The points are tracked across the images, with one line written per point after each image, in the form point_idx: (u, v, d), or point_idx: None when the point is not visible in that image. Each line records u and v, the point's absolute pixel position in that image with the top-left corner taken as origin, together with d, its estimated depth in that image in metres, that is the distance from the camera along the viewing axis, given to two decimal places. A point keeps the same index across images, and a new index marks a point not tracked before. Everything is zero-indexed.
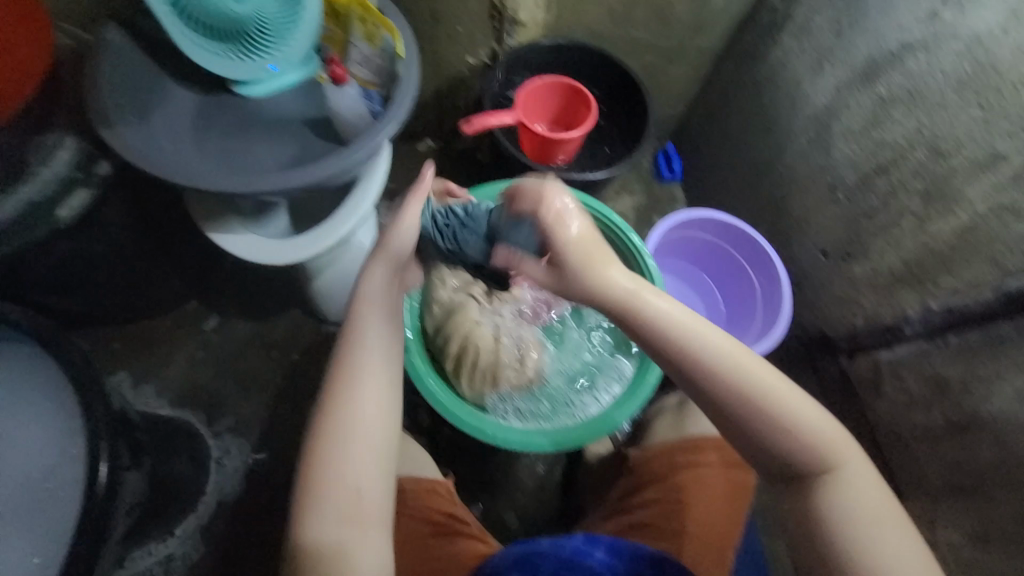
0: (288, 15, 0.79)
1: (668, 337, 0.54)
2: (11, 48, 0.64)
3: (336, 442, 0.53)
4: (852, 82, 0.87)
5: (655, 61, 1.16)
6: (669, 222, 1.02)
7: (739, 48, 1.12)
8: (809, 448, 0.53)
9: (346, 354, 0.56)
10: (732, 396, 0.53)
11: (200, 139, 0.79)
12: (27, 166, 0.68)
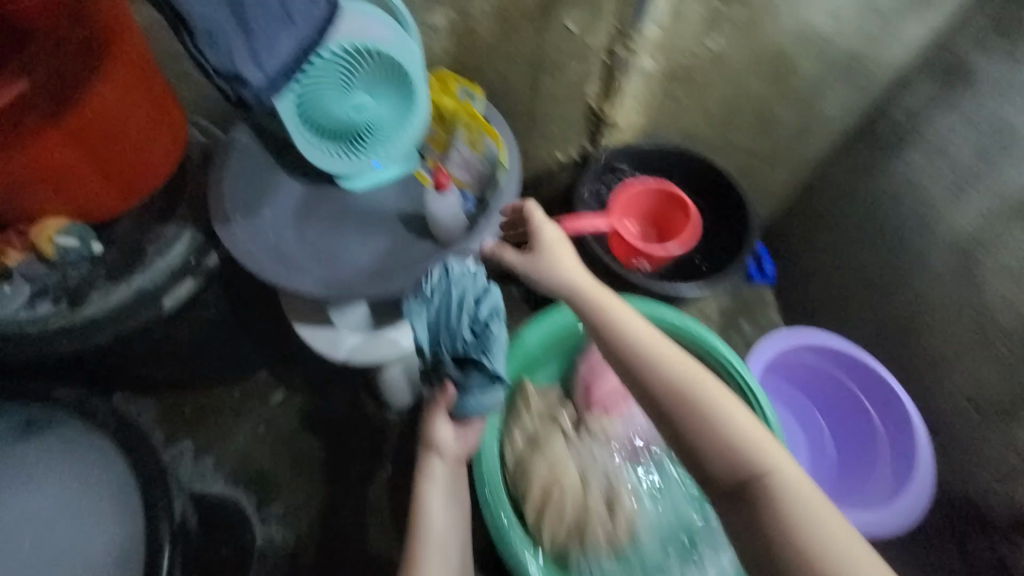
0: (398, 119, 0.81)
1: (611, 323, 0.57)
2: (150, 151, 0.68)
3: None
4: (1002, 214, 0.85)
5: (753, 163, 1.10)
6: (779, 345, 0.94)
7: (852, 154, 1.02)
8: (735, 448, 0.50)
9: (418, 508, 0.66)
10: (660, 383, 0.53)
11: (302, 232, 0.81)
12: (144, 255, 0.70)
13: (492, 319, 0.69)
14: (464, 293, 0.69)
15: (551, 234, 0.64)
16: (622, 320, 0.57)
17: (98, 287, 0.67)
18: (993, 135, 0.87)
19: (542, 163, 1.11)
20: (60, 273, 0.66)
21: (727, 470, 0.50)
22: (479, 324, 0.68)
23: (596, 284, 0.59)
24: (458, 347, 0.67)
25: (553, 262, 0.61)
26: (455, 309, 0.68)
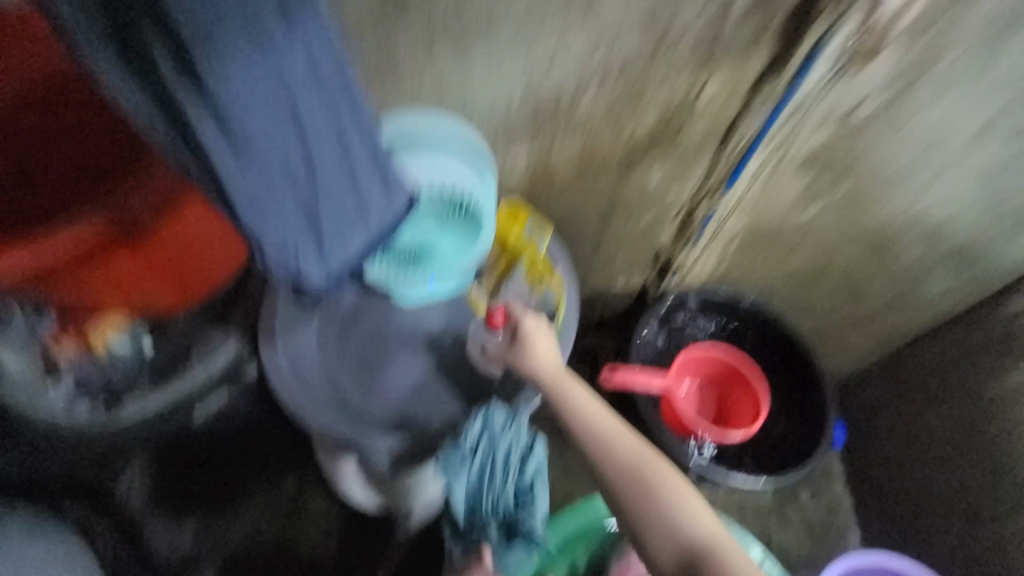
0: (461, 242, 0.76)
1: (579, 415, 0.65)
2: (206, 272, 0.68)
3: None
4: None
5: (832, 324, 1.01)
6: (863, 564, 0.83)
7: (952, 343, 0.94)
8: (684, 518, 0.58)
9: None
10: (618, 467, 0.61)
11: (342, 347, 0.79)
12: (187, 364, 0.70)
13: (535, 479, 0.70)
14: (508, 454, 0.69)
15: (528, 322, 0.72)
16: (582, 402, 0.66)
17: (136, 393, 0.68)
18: None
19: (599, 290, 1.04)
20: (105, 370, 0.67)
21: (676, 534, 0.58)
22: (523, 488, 0.70)
23: (570, 378, 0.67)
24: (501, 511, 0.70)
25: (532, 351, 0.69)
26: (498, 472, 0.69)
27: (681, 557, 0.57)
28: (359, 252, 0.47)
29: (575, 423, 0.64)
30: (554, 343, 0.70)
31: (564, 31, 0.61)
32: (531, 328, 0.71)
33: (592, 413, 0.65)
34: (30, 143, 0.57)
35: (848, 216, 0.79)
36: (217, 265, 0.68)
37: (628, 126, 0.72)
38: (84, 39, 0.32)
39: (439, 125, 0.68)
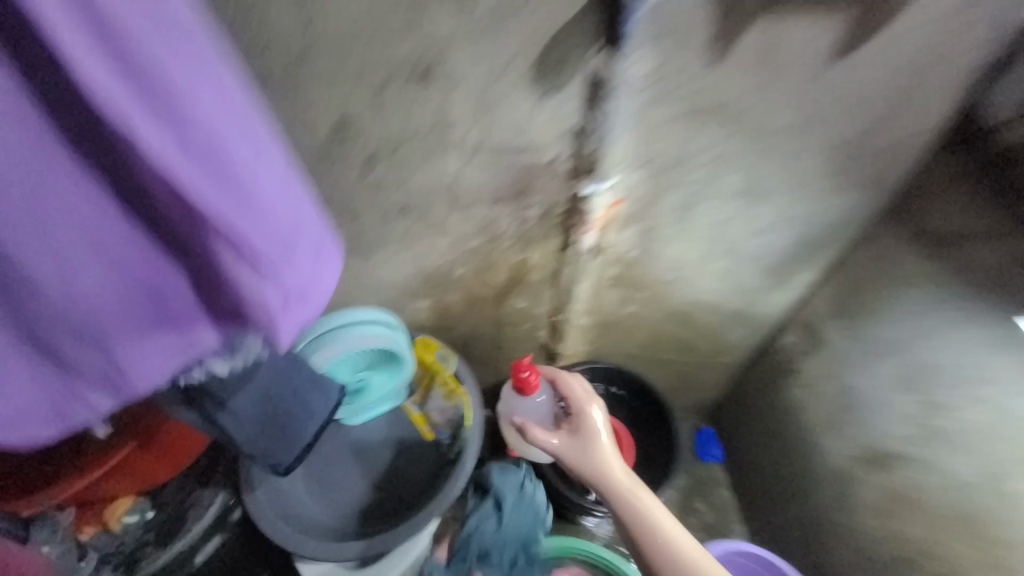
0: (388, 377, 1.07)
1: (638, 514, 0.70)
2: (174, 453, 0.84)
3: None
4: (860, 461, 0.95)
5: (687, 370, 1.34)
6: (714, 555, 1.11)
7: (760, 372, 1.25)
8: None
9: None
10: (679, 567, 0.66)
11: (309, 474, 1.03)
12: (185, 525, 0.89)
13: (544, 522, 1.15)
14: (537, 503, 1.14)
15: (593, 416, 0.82)
16: (638, 497, 0.72)
17: (147, 556, 0.85)
18: (840, 404, 0.99)
19: (513, 372, 1.36)
20: (119, 541, 0.86)
21: None
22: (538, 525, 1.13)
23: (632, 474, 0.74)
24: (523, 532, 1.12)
25: (595, 442, 0.78)
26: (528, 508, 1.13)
27: None
28: (314, 433, 0.70)
29: (636, 520, 0.70)
30: (608, 442, 0.78)
31: (429, 239, 0.93)
32: (591, 422, 0.81)
33: (646, 510, 0.71)
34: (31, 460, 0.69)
35: (657, 307, 1.13)
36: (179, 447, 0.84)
37: (490, 280, 1.04)
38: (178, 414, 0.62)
39: (366, 312, 0.96)
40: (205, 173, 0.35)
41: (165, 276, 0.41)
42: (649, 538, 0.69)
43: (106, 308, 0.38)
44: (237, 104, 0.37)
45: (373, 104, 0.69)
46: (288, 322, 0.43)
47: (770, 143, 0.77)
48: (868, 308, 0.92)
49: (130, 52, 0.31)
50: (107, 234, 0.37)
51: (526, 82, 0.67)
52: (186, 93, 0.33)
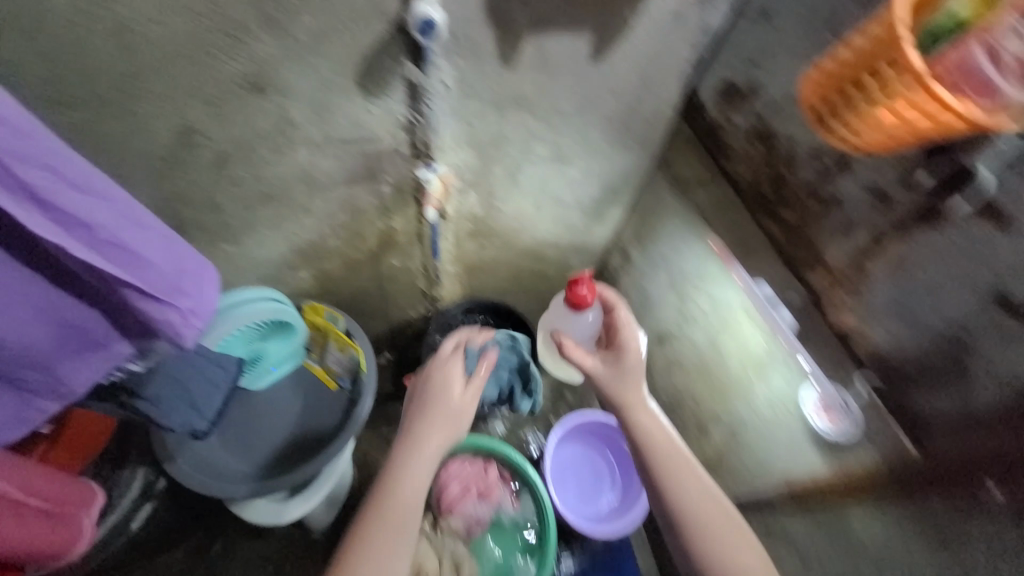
0: (284, 341, 1.21)
1: (660, 441, 0.85)
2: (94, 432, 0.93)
3: (371, 536, 0.75)
4: (653, 341, 1.32)
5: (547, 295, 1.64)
6: (566, 425, 1.47)
7: (598, 288, 1.58)
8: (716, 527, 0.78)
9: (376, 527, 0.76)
10: (687, 473, 0.82)
11: (223, 434, 1.17)
12: (112, 502, 1.00)
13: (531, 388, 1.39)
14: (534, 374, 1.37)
15: (632, 355, 0.90)
16: (659, 438, 0.85)
17: None
18: (643, 302, 1.35)
19: (403, 317, 1.55)
20: None
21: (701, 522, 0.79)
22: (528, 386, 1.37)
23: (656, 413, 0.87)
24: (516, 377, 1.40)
25: (629, 381, 0.89)
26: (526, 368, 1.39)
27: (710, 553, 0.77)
28: (223, 402, 0.84)
29: (647, 439, 0.85)
30: (641, 385, 0.89)
31: (297, 219, 1.04)
32: (633, 364, 0.90)
33: (667, 452, 0.83)
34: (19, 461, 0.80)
35: (511, 250, 1.36)
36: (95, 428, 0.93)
37: (362, 246, 1.18)
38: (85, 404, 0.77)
39: (247, 290, 1.07)
40: (112, 258, 0.56)
41: (88, 315, 0.61)
42: (667, 470, 0.82)
43: (43, 350, 0.59)
44: (122, 203, 0.55)
45: (213, 114, 0.77)
46: (190, 330, 0.65)
47: (562, 122, 0.98)
48: (653, 231, 1.24)
49: (49, 200, 0.49)
50: (40, 301, 0.56)
51: (354, 89, 0.80)
52: (92, 216, 0.52)
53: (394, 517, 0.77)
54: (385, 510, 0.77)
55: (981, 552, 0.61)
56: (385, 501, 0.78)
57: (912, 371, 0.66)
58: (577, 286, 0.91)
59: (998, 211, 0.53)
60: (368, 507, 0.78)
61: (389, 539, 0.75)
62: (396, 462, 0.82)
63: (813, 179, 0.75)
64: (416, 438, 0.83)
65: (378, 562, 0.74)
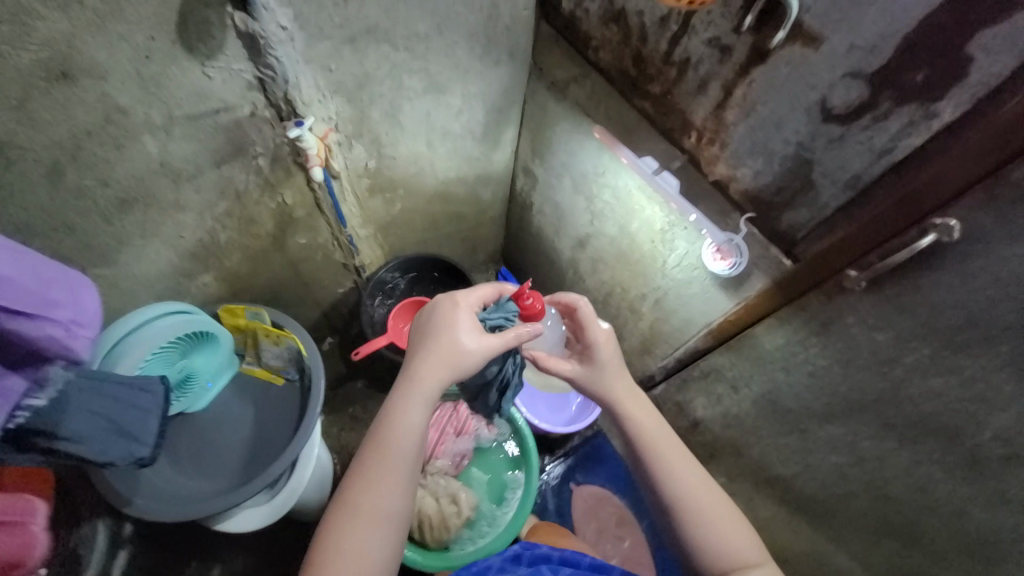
0: (211, 352, 1.15)
1: (646, 428, 0.82)
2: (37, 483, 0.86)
3: (368, 476, 0.68)
4: (575, 246, 1.39)
5: (469, 235, 1.65)
6: None
7: (514, 213, 1.62)
8: (700, 499, 0.77)
9: (374, 458, 0.69)
10: (677, 454, 0.80)
11: (178, 462, 1.11)
12: (84, 559, 0.95)
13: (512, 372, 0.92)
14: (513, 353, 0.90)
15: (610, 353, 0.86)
16: (650, 425, 0.82)
17: None
18: (555, 213, 1.40)
19: (330, 296, 1.51)
20: None
21: (692, 491, 0.77)
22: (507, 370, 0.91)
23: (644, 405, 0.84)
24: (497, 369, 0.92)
25: (608, 376, 0.85)
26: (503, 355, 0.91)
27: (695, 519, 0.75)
28: (161, 423, 0.77)
29: (633, 424, 0.82)
30: (621, 376, 0.86)
31: (173, 219, 0.95)
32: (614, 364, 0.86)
33: (658, 437, 0.81)
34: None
35: (417, 197, 1.33)
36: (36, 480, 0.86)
37: (259, 231, 1.11)
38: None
39: (144, 308, 0.97)
40: None
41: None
42: (660, 455, 0.80)
43: None
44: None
45: (23, 119, 0.66)
46: (80, 342, 0.60)
47: (424, 47, 0.94)
48: (545, 142, 1.26)
49: None
50: None
51: (180, 51, 0.72)
52: None
53: (391, 453, 0.69)
54: (382, 450, 0.69)
55: (854, 327, 0.74)
56: (384, 438, 0.70)
57: (774, 195, 0.76)
58: (520, 299, 0.82)
59: (806, 30, 0.61)
60: (366, 449, 0.70)
61: (389, 472, 0.68)
62: (394, 401, 0.72)
63: (666, 48, 0.80)
64: (413, 372, 0.73)
65: (376, 500, 0.67)
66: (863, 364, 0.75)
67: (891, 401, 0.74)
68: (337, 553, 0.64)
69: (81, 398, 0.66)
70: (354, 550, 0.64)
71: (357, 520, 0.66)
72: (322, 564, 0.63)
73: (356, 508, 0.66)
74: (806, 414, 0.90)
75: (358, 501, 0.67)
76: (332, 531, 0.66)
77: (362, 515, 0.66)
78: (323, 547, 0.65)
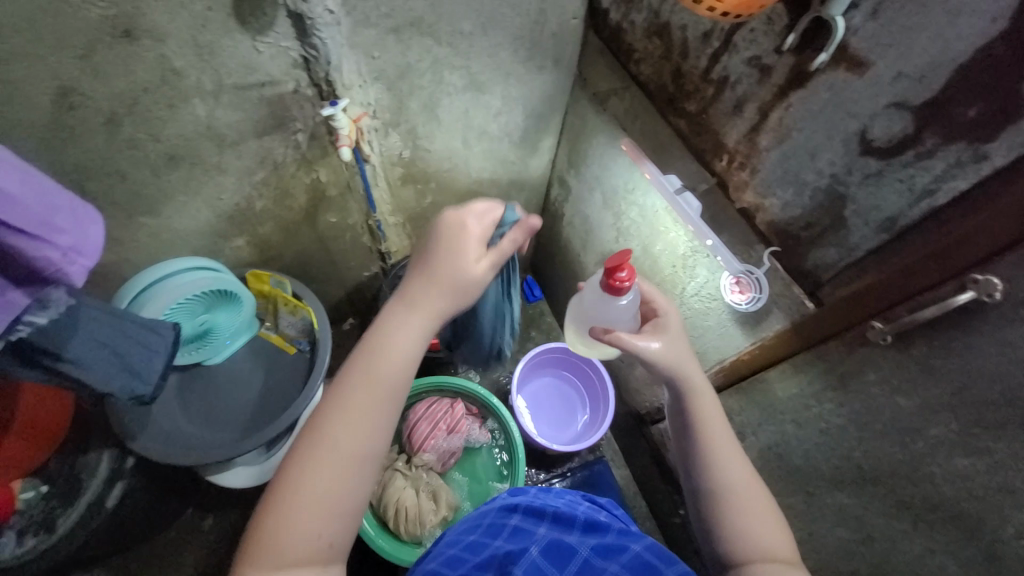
0: (232, 312, 1.20)
1: (703, 406, 0.69)
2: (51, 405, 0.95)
3: (345, 407, 0.57)
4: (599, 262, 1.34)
5: None
6: (527, 362, 1.45)
7: (546, 223, 1.59)
8: (743, 491, 0.64)
9: (357, 383, 0.59)
10: (729, 441, 0.67)
11: (186, 409, 1.17)
12: (82, 484, 1.01)
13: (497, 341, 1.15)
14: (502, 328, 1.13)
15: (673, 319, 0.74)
16: (709, 403, 0.69)
17: (62, 513, 0.98)
18: (584, 227, 1.36)
19: (355, 278, 1.55)
20: (25, 515, 0.96)
21: (731, 479, 0.65)
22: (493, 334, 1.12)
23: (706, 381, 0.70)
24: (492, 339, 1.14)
25: (672, 341, 0.71)
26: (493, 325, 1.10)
27: (729, 513, 0.64)
28: (166, 367, 0.81)
29: (691, 399, 0.69)
30: (682, 345, 0.71)
31: (214, 181, 1.01)
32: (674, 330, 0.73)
33: (709, 415, 0.68)
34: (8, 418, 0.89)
35: (450, 193, 1.34)
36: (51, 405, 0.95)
37: (292, 204, 1.16)
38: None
39: (173, 261, 1.04)
40: None
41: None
42: (710, 432, 0.67)
43: None
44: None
45: (89, 70, 0.73)
46: (76, 270, 0.60)
47: (467, 45, 0.96)
48: (581, 155, 1.23)
49: None
50: None
51: (234, 24, 0.77)
52: None
53: (376, 386, 0.59)
54: (367, 381, 0.59)
55: (879, 386, 0.66)
56: (368, 367, 0.60)
57: (804, 230, 0.70)
58: (616, 272, 0.67)
59: (851, 53, 0.56)
60: (347, 378, 0.60)
61: (369, 404, 0.58)
62: (386, 329, 0.63)
63: (706, 65, 0.76)
64: (411, 298, 0.64)
65: (354, 436, 0.56)
66: (881, 430, 0.67)
67: (907, 477, 0.66)
68: (303, 489, 0.54)
69: (93, 327, 0.72)
70: (325, 488, 0.54)
71: (329, 456, 0.55)
72: (283, 502, 0.54)
73: (329, 442, 0.56)
74: (814, 477, 0.81)
75: (332, 434, 0.56)
76: (300, 466, 0.55)
77: (333, 446, 0.56)
78: (286, 482, 0.55)
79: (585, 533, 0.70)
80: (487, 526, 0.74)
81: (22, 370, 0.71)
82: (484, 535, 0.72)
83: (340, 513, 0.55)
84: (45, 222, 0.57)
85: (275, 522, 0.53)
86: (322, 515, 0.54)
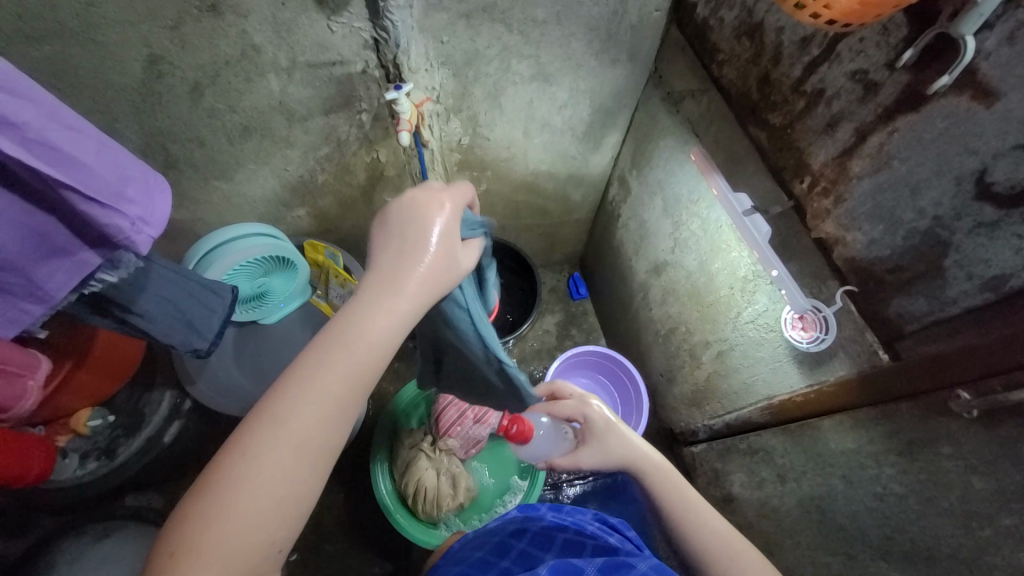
0: (288, 276, 1.23)
1: (660, 486, 0.77)
2: (124, 345, 1.04)
3: (316, 386, 0.51)
4: (648, 270, 1.26)
5: (549, 232, 1.59)
6: (563, 359, 1.40)
7: (601, 221, 1.53)
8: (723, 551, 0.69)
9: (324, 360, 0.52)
10: (699, 518, 0.72)
11: (239, 361, 1.25)
12: (145, 419, 1.12)
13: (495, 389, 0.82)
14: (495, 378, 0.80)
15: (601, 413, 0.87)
16: (665, 483, 0.77)
17: (123, 443, 1.09)
18: (637, 231, 1.29)
19: None
20: (93, 441, 1.08)
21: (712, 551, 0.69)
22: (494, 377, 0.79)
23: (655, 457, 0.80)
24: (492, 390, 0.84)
25: (610, 429, 0.85)
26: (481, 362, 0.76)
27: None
28: (222, 325, 0.87)
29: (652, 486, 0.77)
30: (622, 434, 0.84)
31: (282, 153, 1.05)
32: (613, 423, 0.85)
33: (662, 482, 0.77)
34: (77, 354, 0.97)
35: (504, 182, 1.31)
36: (125, 343, 1.04)
37: (352, 180, 1.17)
38: (73, 310, 0.76)
39: (241, 226, 1.10)
40: (58, 166, 0.56)
41: (41, 219, 0.59)
42: (675, 510, 0.74)
43: (9, 252, 0.58)
44: (47, 102, 0.55)
45: (176, 40, 0.78)
46: (141, 238, 0.65)
47: (539, 34, 0.92)
48: (646, 155, 1.16)
49: None
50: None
51: (311, 4, 0.78)
52: (26, 120, 0.53)
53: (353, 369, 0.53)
54: (350, 360, 0.52)
55: (954, 459, 0.58)
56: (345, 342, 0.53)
57: (894, 272, 0.62)
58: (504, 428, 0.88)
59: (980, 80, 0.48)
60: (320, 344, 0.53)
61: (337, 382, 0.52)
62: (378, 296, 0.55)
63: (799, 75, 0.68)
64: (415, 251, 0.56)
65: (324, 422, 0.51)
66: (946, 507, 0.60)
67: (966, 566, 0.58)
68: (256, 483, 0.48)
69: (158, 287, 0.78)
70: (273, 480, 0.48)
71: (293, 441, 0.49)
72: (228, 493, 0.47)
73: (293, 428, 0.49)
74: (859, 542, 0.73)
75: (300, 411, 0.50)
76: (249, 450, 0.48)
77: (292, 433, 0.49)
78: (238, 461, 0.48)
79: (591, 553, 0.70)
80: (495, 544, 0.76)
81: (94, 319, 0.78)
82: (492, 554, 0.74)
83: (294, 505, 0.50)
84: (121, 196, 0.62)
85: (212, 503, 0.47)
86: (274, 506, 0.48)
